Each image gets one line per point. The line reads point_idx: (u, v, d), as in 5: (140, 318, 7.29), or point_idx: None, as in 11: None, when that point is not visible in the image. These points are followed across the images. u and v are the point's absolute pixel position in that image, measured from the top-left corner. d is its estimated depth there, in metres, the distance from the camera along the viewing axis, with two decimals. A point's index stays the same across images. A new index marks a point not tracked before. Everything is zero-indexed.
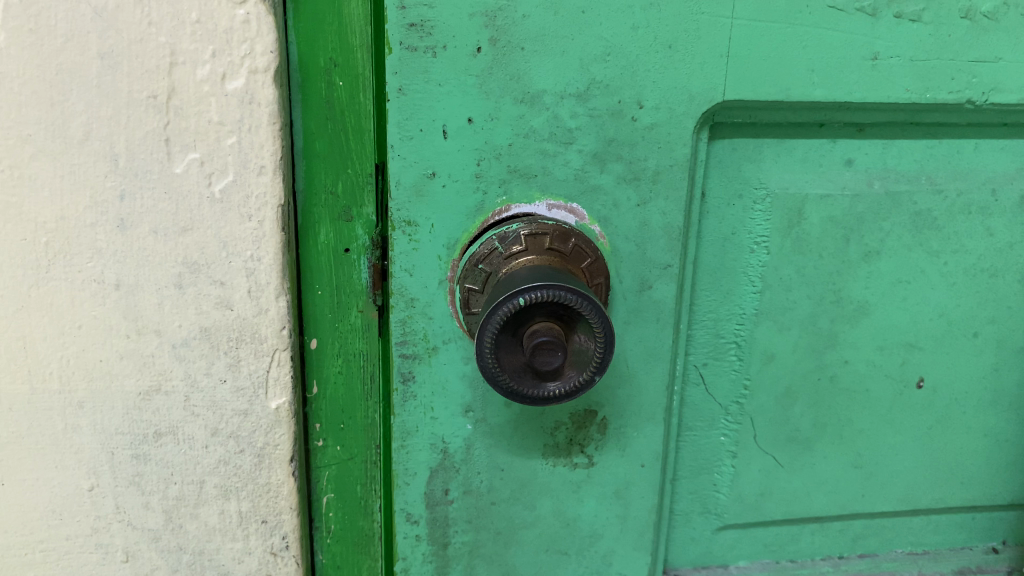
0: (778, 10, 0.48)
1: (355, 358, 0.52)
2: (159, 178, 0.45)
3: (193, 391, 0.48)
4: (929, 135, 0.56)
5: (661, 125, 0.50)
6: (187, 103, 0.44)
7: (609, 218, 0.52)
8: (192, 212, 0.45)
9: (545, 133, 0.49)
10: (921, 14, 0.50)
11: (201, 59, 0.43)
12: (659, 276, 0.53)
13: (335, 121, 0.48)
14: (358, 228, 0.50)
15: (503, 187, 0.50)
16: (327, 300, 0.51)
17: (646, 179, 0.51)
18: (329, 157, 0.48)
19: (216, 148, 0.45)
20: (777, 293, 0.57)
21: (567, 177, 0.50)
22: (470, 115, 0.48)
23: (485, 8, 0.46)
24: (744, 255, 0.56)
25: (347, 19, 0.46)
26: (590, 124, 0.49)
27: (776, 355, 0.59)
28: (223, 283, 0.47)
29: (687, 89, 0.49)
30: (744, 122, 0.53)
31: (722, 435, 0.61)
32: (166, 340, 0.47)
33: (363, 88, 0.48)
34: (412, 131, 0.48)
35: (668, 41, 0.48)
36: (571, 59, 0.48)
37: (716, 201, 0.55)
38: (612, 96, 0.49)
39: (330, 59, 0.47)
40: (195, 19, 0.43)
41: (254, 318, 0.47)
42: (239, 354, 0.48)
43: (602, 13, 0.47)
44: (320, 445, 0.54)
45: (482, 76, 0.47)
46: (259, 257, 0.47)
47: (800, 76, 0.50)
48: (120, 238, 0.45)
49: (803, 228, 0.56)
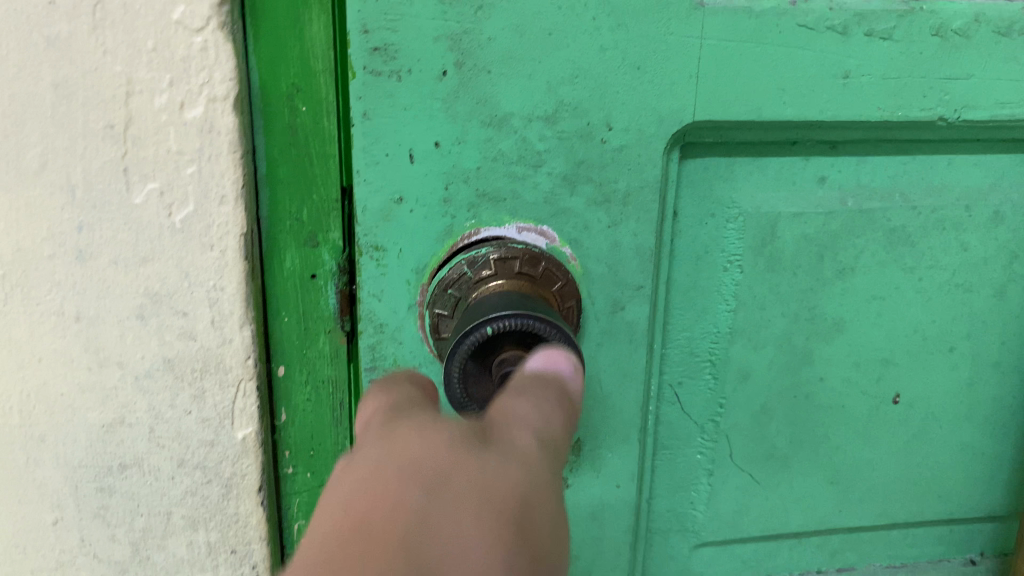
0: (747, 29, 0.48)
1: (323, 384, 0.52)
2: (118, 208, 0.44)
3: (158, 423, 0.48)
4: (902, 151, 0.55)
5: (629, 146, 0.49)
6: (145, 133, 0.43)
7: (580, 239, 0.51)
8: (153, 242, 0.45)
9: (512, 156, 0.48)
10: (892, 32, 0.50)
11: (158, 88, 0.42)
12: (632, 297, 0.53)
13: (299, 147, 0.47)
14: (325, 255, 0.49)
15: (472, 211, 0.49)
16: (294, 326, 0.50)
17: (617, 202, 0.50)
18: (293, 184, 0.47)
19: (175, 178, 0.44)
20: (751, 312, 0.56)
21: (537, 200, 0.50)
22: (437, 139, 0.47)
23: (450, 32, 0.45)
24: (717, 273, 0.56)
25: (310, 43, 0.45)
26: (559, 147, 0.49)
27: (751, 373, 0.58)
28: (186, 313, 0.46)
29: (657, 110, 0.48)
30: (717, 142, 0.52)
31: (698, 454, 0.60)
32: (130, 372, 0.47)
33: (326, 113, 0.47)
34: (378, 156, 0.47)
35: (637, 62, 0.47)
36: (539, 83, 0.47)
37: (688, 220, 0.54)
38: (580, 119, 0.48)
39: (292, 84, 0.46)
40: (151, 47, 0.42)
41: (219, 349, 0.47)
42: (204, 385, 0.47)
43: (570, 36, 0.46)
44: (290, 472, 0.53)
45: (449, 100, 0.46)
46: (222, 287, 0.46)
47: (771, 95, 0.50)
48: (78, 270, 0.45)
49: (776, 246, 0.55)
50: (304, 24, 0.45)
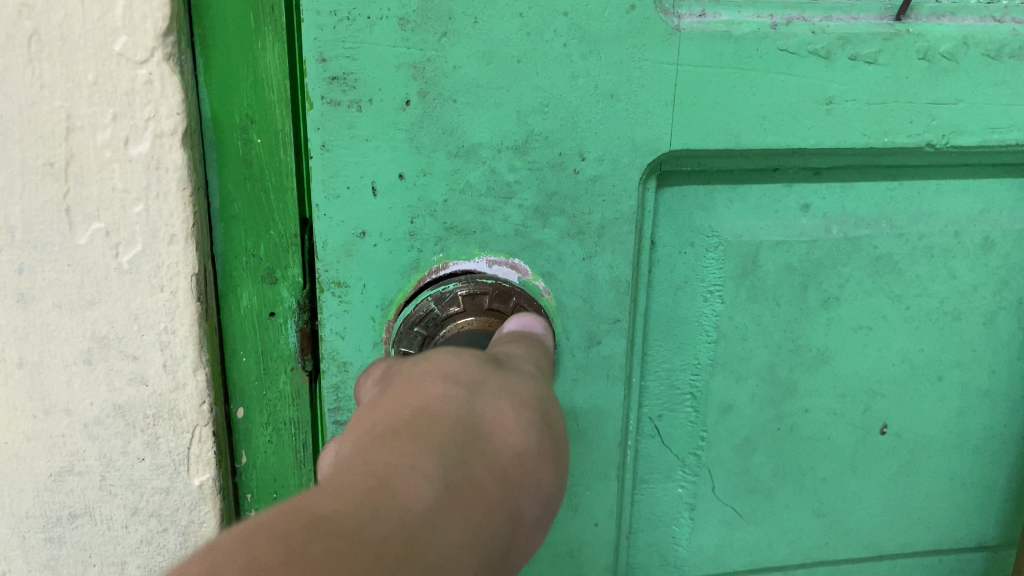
0: (726, 54, 0.45)
1: (284, 425, 0.51)
2: (60, 249, 0.42)
3: (109, 470, 0.48)
4: (888, 176, 0.53)
5: (605, 177, 0.46)
6: (87, 170, 0.41)
7: (554, 272, 0.48)
8: (100, 284, 0.43)
9: (480, 187, 0.45)
10: (877, 56, 0.47)
11: (101, 123, 0.40)
12: (607, 330, 0.50)
13: (254, 180, 0.45)
14: (284, 291, 0.47)
15: (440, 245, 0.46)
16: (253, 367, 0.49)
17: (592, 234, 0.47)
18: (249, 219, 0.45)
19: (122, 217, 0.42)
20: (733, 344, 0.54)
21: (507, 233, 0.46)
22: (401, 170, 0.44)
23: (412, 59, 0.41)
24: (697, 304, 0.53)
25: (264, 73, 0.43)
26: (529, 177, 0.45)
27: (733, 406, 0.56)
28: (136, 358, 0.45)
29: (632, 140, 0.45)
30: (695, 170, 0.50)
31: (679, 487, 0.59)
32: (77, 420, 0.46)
33: (283, 144, 0.44)
34: (338, 190, 0.44)
35: (609, 90, 0.44)
36: (507, 112, 0.43)
37: (666, 250, 0.52)
38: (552, 148, 0.45)
39: (246, 115, 0.43)
40: (91, 80, 0.39)
41: (172, 395, 0.46)
42: (156, 432, 0.47)
43: (539, 64, 0.43)
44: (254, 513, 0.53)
45: (413, 130, 0.43)
46: (173, 329, 0.44)
47: (751, 123, 0.47)
48: (20, 313, 0.44)
49: (758, 275, 0.53)
50: (257, 54, 0.42)
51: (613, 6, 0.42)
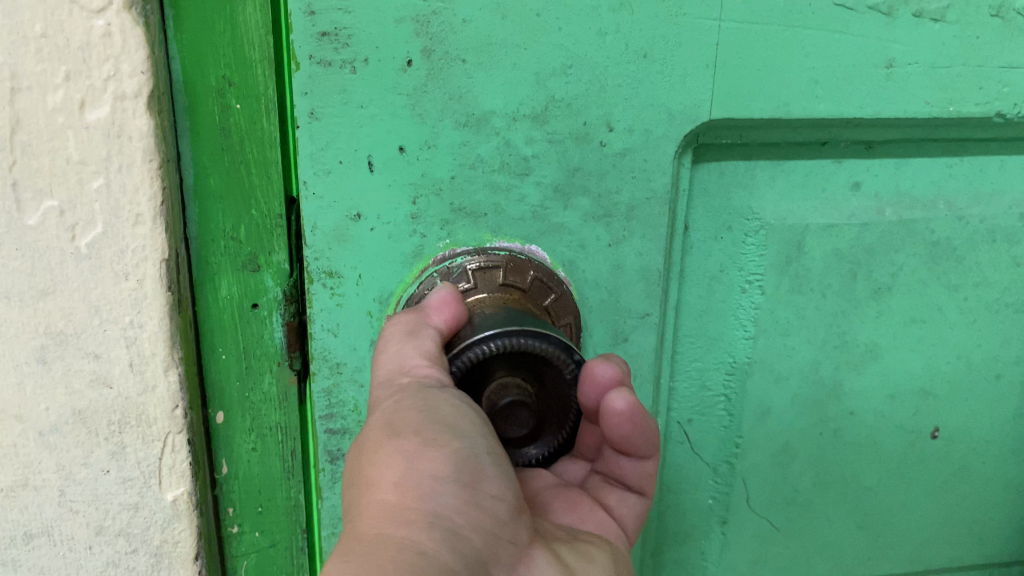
0: (777, 9, 0.40)
1: (268, 431, 0.45)
2: (7, 232, 0.37)
3: (68, 485, 0.42)
4: (948, 151, 0.48)
5: (634, 150, 0.39)
6: (37, 138, 0.35)
7: (575, 261, 0.40)
8: (55, 272, 0.38)
9: (492, 163, 0.37)
10: (944, 13, 0.42)
11: (52, 83, 0.35)
12: (635, 327, 0.42)
13: (233, 152, 0.39)
14: (268, 280, 0.42)
15: (446, 229, 0.38)
16: (234, 364, 0.43)
17: (620, 216, 0.40)
18: (227, 197, 0.40)
19: (78, 194, 0.37)
20: (774, 341, 0.49)
21: (524, 215, 0.39)
22: (401, 142, 0.36)
23: (415, 11, 0.34)
24: (735, 296, 0.48)
25: (242, 28, 0.38)
26: (549, 152, 0.38)
27: (771, 409, 0.50)
28: (98, 356, 0.39)
29: (667, 107, 0.39)
30: (734, 143, 0.44)
31: (710, 499, 0.53)
32: (31, 427, 0.40)
33: (265, 111, 0.39)
34: (330, 165, 0.36)
35: (642, 49, 0.37)
36: (524, 74, 0.36)
37: (700, 235, 0.46)
38: (575, 118, 0.37)
39: (222, 77, 0.38)
40: (39, 32, 0.34)
41: (140, 398, 0.40)
42: (123, 440, 0.41)
43: (562, 17, 0.36)
44: (236, 532, 0.47)
45: (415, 96, 0.35)
46: (140, 323, 0.39)
47: (802, 89, 0.42)
48: None
49: (802, 264, 0.47)
50: (235, 7, 0.38)
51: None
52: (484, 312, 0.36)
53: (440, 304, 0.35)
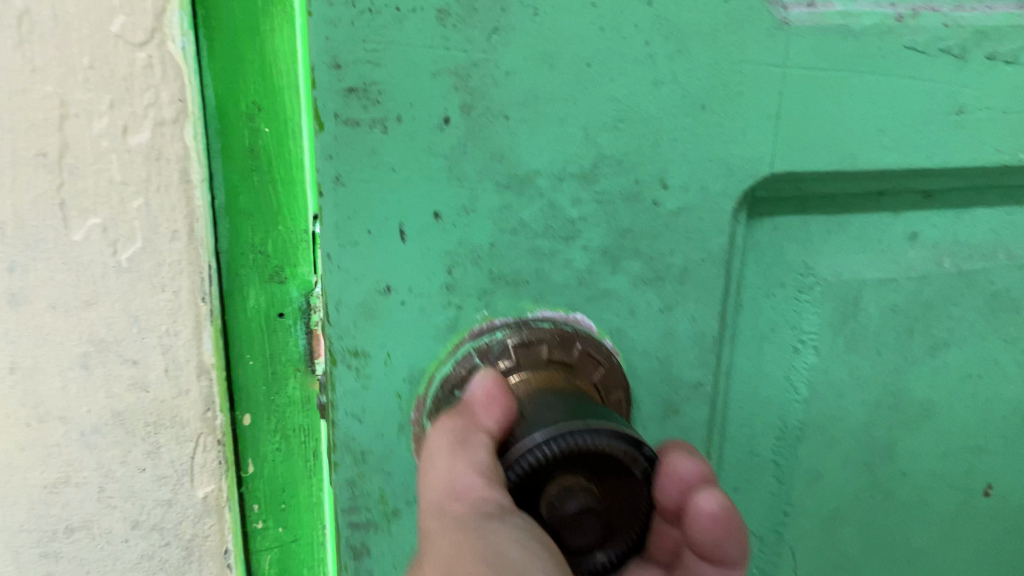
0: (844, 55, 0.37)
1: (292, 435, 0.47)
2: (53, 247, 0.38)
3: (106, 481, 0.43)
4: (1011, 198, 0.47)
5: (690, 210, 0.35)
6: (81, 161, 0.37)
7: (623, 328, 0.35)
8: (96, 284, 0.39)
9: (536, 227, 0.32)
10: (1019, 55, 0.40)
11: (96, 110, 0.36)
12: (688, 398, 0.37)
13: (261, 170, 0.41)
14: (292, 291, 0.44)
15: (484, 299, 0.32)
16: (260, 372, 0.45)
17: (671, 280, 0.35)
18: (258, 214, 0.41)
19: (120, 212, 0.38)
20: (827, 401, 0.46)
21: (569, 282, 0.33)
22: (437, 208, 0.30)
23: (455, 64, 0.28)
24: (786, 355, 0.45)
25: (272, 55, 0.39)
26: (598, 214, 0.33)
27: (821, 474, 0.47)
28: (135, 361, 0.41)
29: (727, 162, 0.35)
30: (792, 195, 0.41)
31: (756, 569, 0.49)
32: (73, 428, 0.42)
33: (291, 129, 0.41)
34: (357, 236, 0.29)
35: (701, 100, 0.34)
36: (571, 130, 0.31)
37: (752, 292, 0.43)
38: (626, 174, 0.33)
39: (253, 99, 0.40)
40: (86, 63, 0.35)
41: (173, 400, 0.42)
42: (158, 440, 0.43)
43: (616, 69, 0.32)
44: (260, 527, 0.49)
45: (454, 157, 0.29)
46: (175, 333, 0.41)
47: (868, 137, 0.39)
48: (11, 315, 0.39)
49: (859, 321, 0.45)
50: (262, 35, 0.39)
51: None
52: (525, 397, 0.30)
53: (487, 401, 0.30)
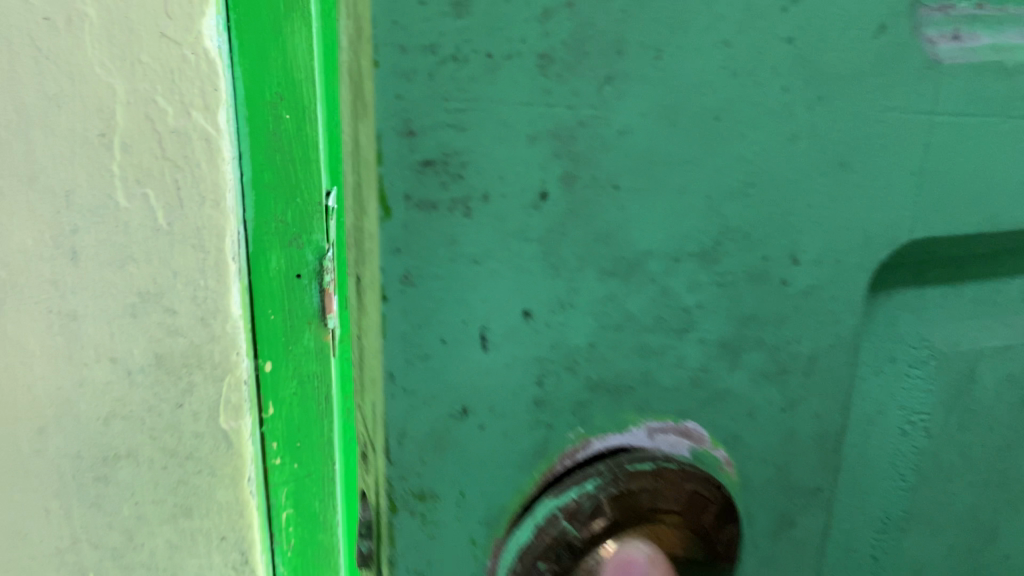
0: (998, 95, 0.31)
1: (306, 369, 0.87)
2: (111, 212, 0.69)
3: (175, 328, 0.74)
4: None
5: (821, 288, 0.29)
6: (144, 137, 0.67)
7: (740, 435, 0.29)
8: (165, 212, 0.70)
9: (645, 320, 0.26)
10: None
11: (152, 95, 0.67)
12: (805, 505, 0.32)
13: (284, 151, 0.77)
14: (309, 255, 0.83)
15: (581, 414, 0.26)
16: (277, 318, 0.83)
17: (796, 372, 0.29)
18: (281, 184, 0.78)
19: (164, 171, 0.69)
20: (935, 488, 0.40)
21: (679, 383, 0.27)
22: (527, 306, 0.24)
23: (559, 124, 0.22)
24: (893, 437, 0.38)
25: (291, 53, 0.74)
26: (716, 300, 0.27)
27: (925, 567, 0.41)
28: (187, 251, 0.72)
29: (861, 227, 0.29)
30: (918, 260, 0.35)
31: None
32: (157, 302, 0.73)
33: (306, 119, 0.77)
34: (428, 347, 0.23)
35: (839, 157, 0.28)
36: (694, 199, 0.25)
37: (866, 368, 0.36)
38: (751, 251, 0.27)
39: (276, 91, 0.75)
40: (141, 61, 0.66)
41: (201, 275, 0.74)
42: (203, 301, 0.75)
43: (755, 123, 0.25)
44: (280, 461, 0.89)
45: (551, 241, 0.23)
46: (204, 242, 0.72)
47: (1015, 191, 0.33)
48: (77, 264, 0.69)
49: (977, 395, 0.39)
50: (286, 36, 0.73)
51: (858, 30, 0.27)
52: None
53: None
